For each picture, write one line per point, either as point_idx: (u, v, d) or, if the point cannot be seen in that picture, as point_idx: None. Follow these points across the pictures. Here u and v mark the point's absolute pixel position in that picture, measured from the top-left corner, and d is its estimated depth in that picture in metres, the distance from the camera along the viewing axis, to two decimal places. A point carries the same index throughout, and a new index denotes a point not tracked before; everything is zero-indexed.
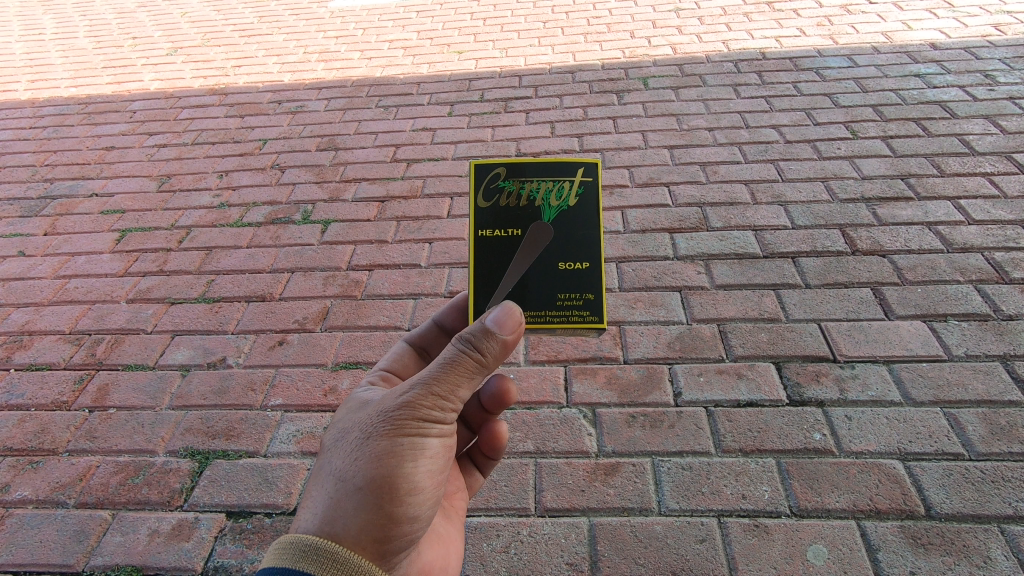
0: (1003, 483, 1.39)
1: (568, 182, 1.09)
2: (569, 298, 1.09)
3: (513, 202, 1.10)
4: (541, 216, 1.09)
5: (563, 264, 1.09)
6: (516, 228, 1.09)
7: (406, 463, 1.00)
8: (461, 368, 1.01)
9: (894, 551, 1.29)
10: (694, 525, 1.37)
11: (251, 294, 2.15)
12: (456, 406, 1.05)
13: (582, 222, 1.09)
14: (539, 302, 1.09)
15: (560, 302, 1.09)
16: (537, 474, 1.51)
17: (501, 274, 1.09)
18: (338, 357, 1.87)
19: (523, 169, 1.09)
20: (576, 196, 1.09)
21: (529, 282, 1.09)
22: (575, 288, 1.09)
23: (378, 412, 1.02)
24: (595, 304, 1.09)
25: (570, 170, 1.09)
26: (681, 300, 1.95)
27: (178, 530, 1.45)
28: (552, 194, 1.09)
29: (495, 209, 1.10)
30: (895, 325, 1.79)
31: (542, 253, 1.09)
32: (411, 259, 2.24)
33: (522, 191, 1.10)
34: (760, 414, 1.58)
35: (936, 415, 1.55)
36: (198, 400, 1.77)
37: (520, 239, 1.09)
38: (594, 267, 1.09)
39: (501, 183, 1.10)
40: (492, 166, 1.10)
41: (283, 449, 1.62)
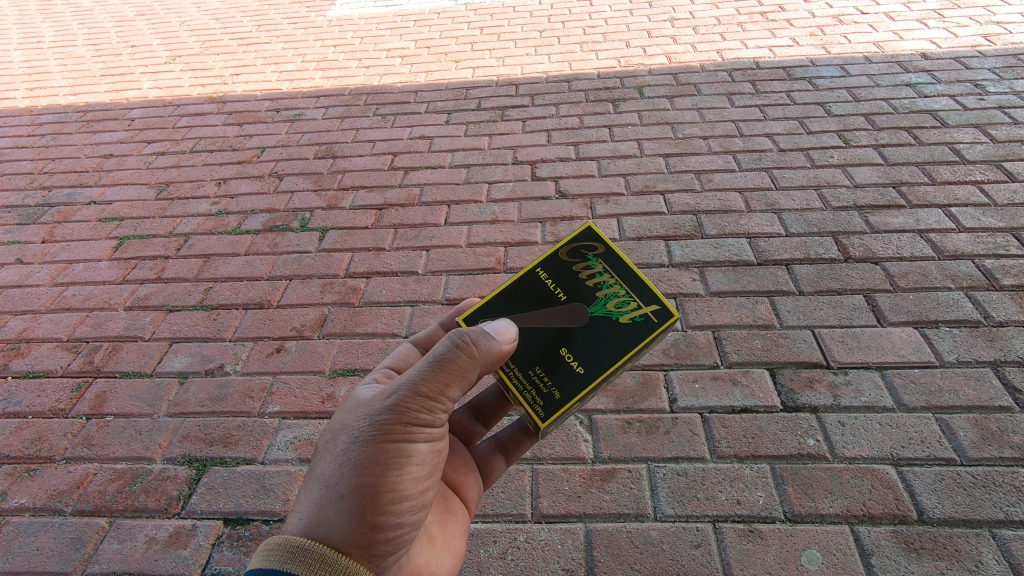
0: (994, 487, 1.41)
1: (636, 304, 1.21)
2: (543, 378, 1.17)
3: (584, 275, 1.25)
4: (591, 303, 1.21)
5: (565, 351, 1.19)
6: (564, 294, 1.23)
7: (391, 470, 1.01)
8: (452, 366, 1.07)
9: (887, 555, 1.30)
10: (690, 530, 1.38)
11: (249, 301, 2.16)
12: (444, 410, 1.10)
13: (609, 342, 1.18)
14: (522, 361, 1.19)
15: (532, 374, 1.18)
16: (534, 480, 1.52)
17: (518, 309, 1.24)
18: (336, 364, 1.88)
19: (615, 262, 1.25)
20: (631, 318, 1.20)
21: (525, 337, 1.21)
22: (554, 376, 1.17)
23: (365, 417, 1.05)
24: (552, 402, 1.15)
25: (649, 301, 1.20)
26: (676, 307, 1.97)
27: (175, 538, 1.45)
28: (614, 298, 1.22)
29: (566, 268, 1.26)
30: (888, 331, 1.81)
31: (562, 327, 1.21)
32: (409, 267, 2.26)
33: (597, 274, 1.25)
34: (755, 420, 1.60)
35: (928, 420, 1.57)
36: (196, 408, 1.78)
37: (560, 303, 1.23)
38: (583, 378, 1.16)
39: (591, 259, 1.26)
40: (600, 243, 1.28)
41: (281, 456, 1.63)
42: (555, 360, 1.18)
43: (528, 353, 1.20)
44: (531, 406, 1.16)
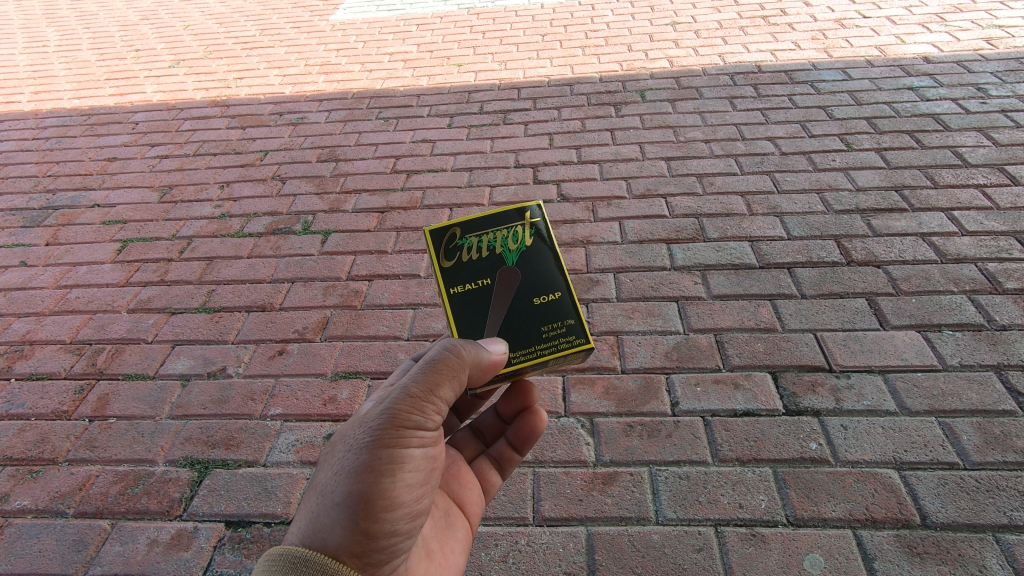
0: (998, 492, 1.40)
1: (521, 227, 1.19)
2: (554, 328, 1.15)
3: (476, 255, 1.17)
4: (505, 257, 1.17)
5: (537, 299, 1.16)
6: (485, 276, 1.15)
7: (384, 476, 0.99)
8: (441, 369, 1.05)
9: (891, 560, 1.30)
10: (691, 534, 1.38)
11: (252, 304, 2.17)
12: (437, 413, 1.07)
13: (542, 261, 1.18)
14: (525, 339, 1.13)
15: (545, 334, 1.14)
16: (535, 483, 1.52)
17: (483, 321, 1.13)
18: (338, 367, 1.88)
19: (476, 225, 1.18)
20: (531, 236, 1.19)
21: (512, 328, 1.13)
22: (555, 318, 1.15)
23: (360, 425, 1.04)
24: (577, 328, 1.15)
25: (518, 216, 1.20)
26: (678, 310, 1.97)
27: (177, 540, 1.46)
28: (508, 239, 1.18)
29: (458, 266, 1.16)
30: (890, 335, 1.81)
31: (518, 293, 1.15)
32: (411, 270, 2.26)
33: (480, 244, 1.18)
34: (757, 423, 1.59)
35: (931, 424, 1.56)
36: (198, 410, 1.78)
37: (492, 286, 1.15)
38: (565, 296, 1.17)
39: (460, 242, 1.17)
40: (447, 229, 1.18)
41: (283, 459, 1.63)
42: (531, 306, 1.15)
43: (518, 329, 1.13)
44: (570, 344, 1.14)
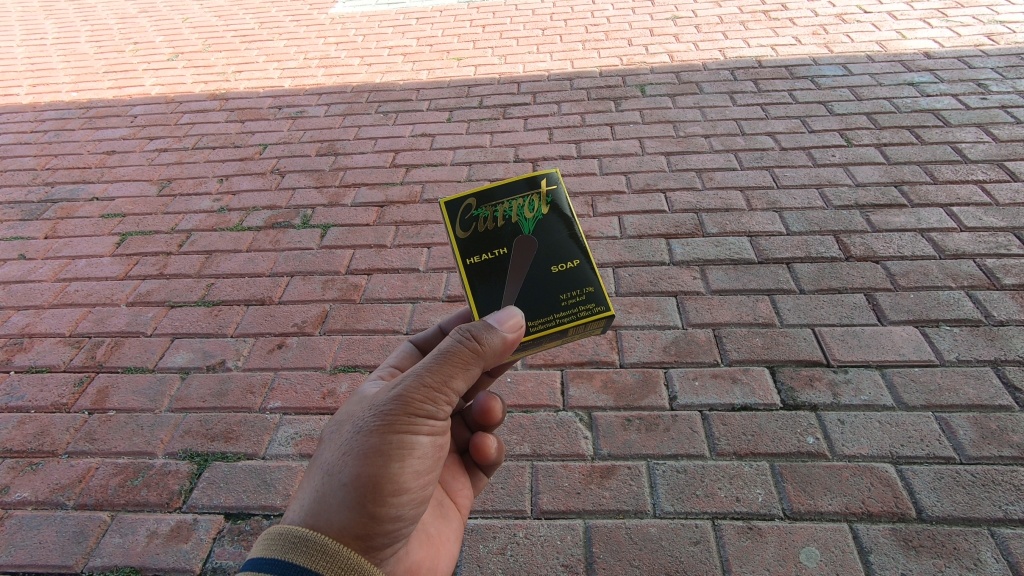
0: (993, 486, 1.41)
1: (535, 197, 1.19)
2: (573, 295, 1.14)
3: (492, 226, 1.17)
4: (521, 227, 1.17)
5: (555, 268, 1.16)
6: (502, 247, 1.16)
7: (393, 461, 1.00)
8: (456, 359, 1.04)
9: (886, 553, 1.31)
10: (688, 527, 1.39)
11: (251, 297, 2.17)
12: (448, 403, 1.06)
13: (559, 230, 1.18)
14: (545, 306, 1.13)
15: (564, 302, 1.14)
16: (533, 476, 1.52)
17: (501, 290, 1.13)
18: (337, 361, 1.89)
19: (492, 195, 1.18)
20: (547, 206, 1.20)
21: (530, 295, 1.13)
22: (573, 285, 1.15)
23: (371, 408, 1.04)
24: (596, 295, 1.15)
25: (534, 185, 1.20)
26: (677, 305, 1.97)
27: (177, 532, 1.46)
28: (524, 209, 1.18)
29: (474, 237, 1.17)
30: (888, 329, 1.81)
31: (535, 261, 1.15)
32: (410, 264, 2.26)
33: (496, 214, 1.18)
34: (755, 418, 1.60)
35: (928, 418, 1.57)
36: (198, 403, 1.79)
37: (509, 256, 1.15)
38: (583, 264, 1.17)
39: (475, 213, 1.18)
40: (463, 200, 1.20)
41: (282, 452, 1.63)
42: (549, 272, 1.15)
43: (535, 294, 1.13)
44: (590, 311, 1.13)
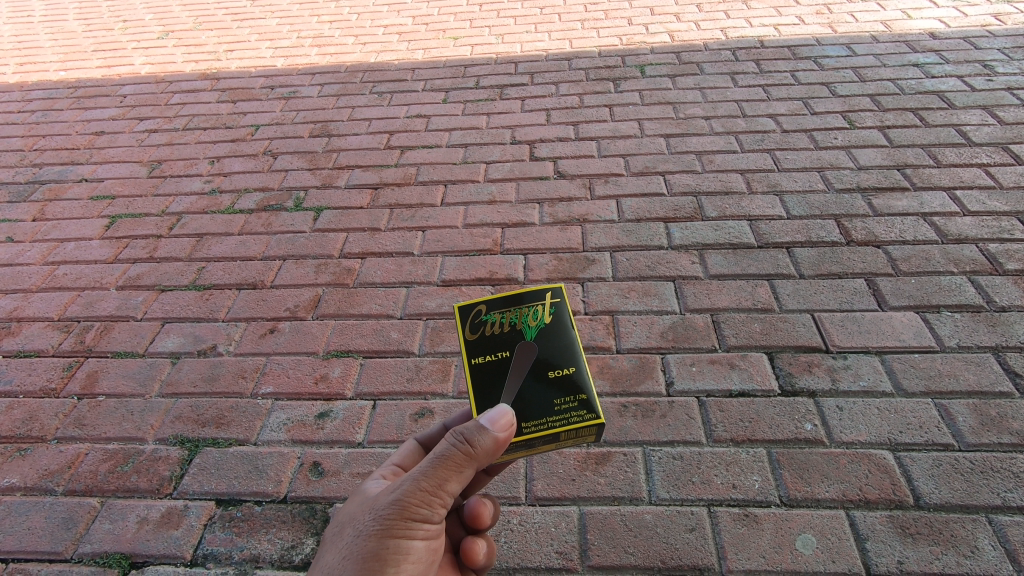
0: (992, 473, 1.40)
1: (540, 305, 1.16)
2: (565, 401, 1.08)
3: (497, 330, 1.14)
4: (524, 332, 1.14)
5: (552, 373, 1.11)
6: (502, 351, 1.12)
7: (388, 567, 0.97)
8: (451, 463, 1.02)
9: (883, 540, 1.30)
10: (684, 513, 1.38)
11: (242, 281, 2.13)
12: (443, 505, 1.04)
13: (559, 338, 1.14)
14: (538, 411, 1.07)
15: (557, 408, 1.08)
16: (528, 463, 1.50)
17: (498, 393, 1.08)
18: (330, 345, 1.86)
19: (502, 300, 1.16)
20: (550, 315, 1.16)
21: (527, 400, 1.08)
22: (568, 392, 1.09)
23: (369, 512, 1.02)
24: (589, 403, 1.09)
25: (539, 295, 1.17)
26: (675, 290, 1.95)
27: (167, 518, 1.44)
28: (528, 315, 1.15)
29: (480, 340, 1.13)
30: (889, 315, 1.79)
31: (532, 366, 1.10)
32: (405, 247, 2.23)
33: (503, 319, 1.15)
34: (752, 404, 1.58)
35: (927, 405, 1.55)
36: (188, 388, 1.76)
37: (508, 360, 1.11)
38: (579, 372, 1.11)
39: (483, 317, 1.15)
40: (474, 304, 1.17)
41: (273, 437, 1.61)
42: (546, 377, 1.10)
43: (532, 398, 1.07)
44: (582, 419, 1.07)
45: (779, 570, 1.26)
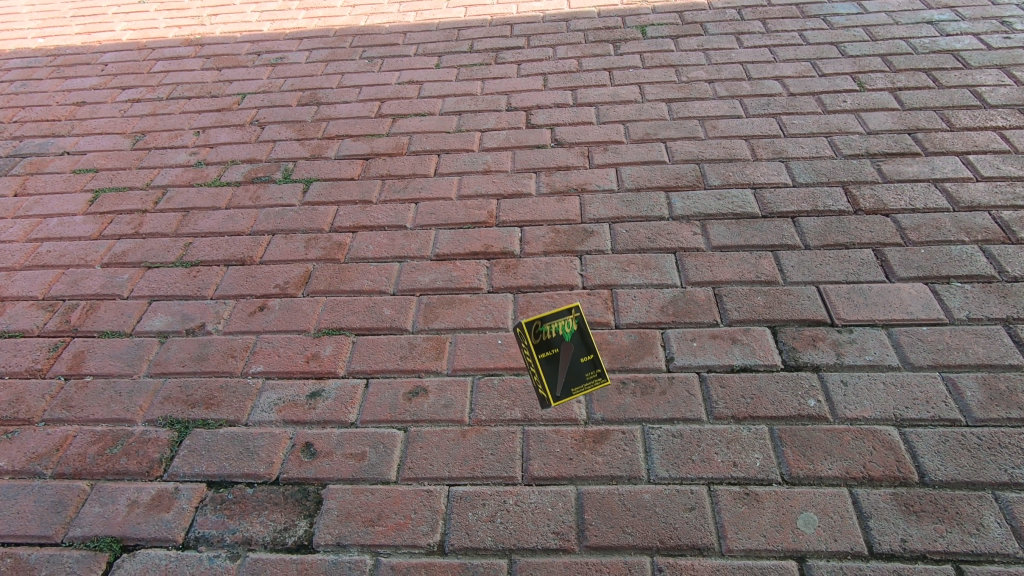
0: (1000, 449, 1.36)
1: (570, 318, 1.26)
2: (594, 377, 1.33)
3: (543, 349, 1.25)
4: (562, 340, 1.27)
5: (583, 366, 1.32)
6: (551, 350, 1.26)
7: None
8: None
9: (886, 518, 1.27)
10: (683, 492, 1.35)
11: (230, 257, 2.07)
12: None
13: (586, 355, 1.31)
14: (575, 376, 1.31)
15: (589, 378, 1.33)
16: (524, 442, 1.47)
17: (553, 373, 1.28)
18: (321, 323, 1.81)
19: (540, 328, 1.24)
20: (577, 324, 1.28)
21: (569, 372, 1.30)
22: (593, 369, 1.33)
23: None
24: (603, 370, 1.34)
25: (564, 314, 1.25)
26: (675, 262, 1.88)
27: (158, 501, 1.42)
28: (564, 330, 1.27)
29: (531, 345, 1.24)
30: (896, 287, 1.73)
31: (572, 364, 1.30)
32: (397, 220, 2.16)
33: (546, 348, 1.26)
34: (754, 379, 1.54)
35: (934, 379, 1.51)
36: (177, 368, 1.72)
37: (556, 356, 1.27)
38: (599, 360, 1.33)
39: (533, 341, 1.24)
40: (522, 329, 1.23)
41: (264, 418, 1.58)
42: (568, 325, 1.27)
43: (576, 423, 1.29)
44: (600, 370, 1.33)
45: (779, 550, 1.24)
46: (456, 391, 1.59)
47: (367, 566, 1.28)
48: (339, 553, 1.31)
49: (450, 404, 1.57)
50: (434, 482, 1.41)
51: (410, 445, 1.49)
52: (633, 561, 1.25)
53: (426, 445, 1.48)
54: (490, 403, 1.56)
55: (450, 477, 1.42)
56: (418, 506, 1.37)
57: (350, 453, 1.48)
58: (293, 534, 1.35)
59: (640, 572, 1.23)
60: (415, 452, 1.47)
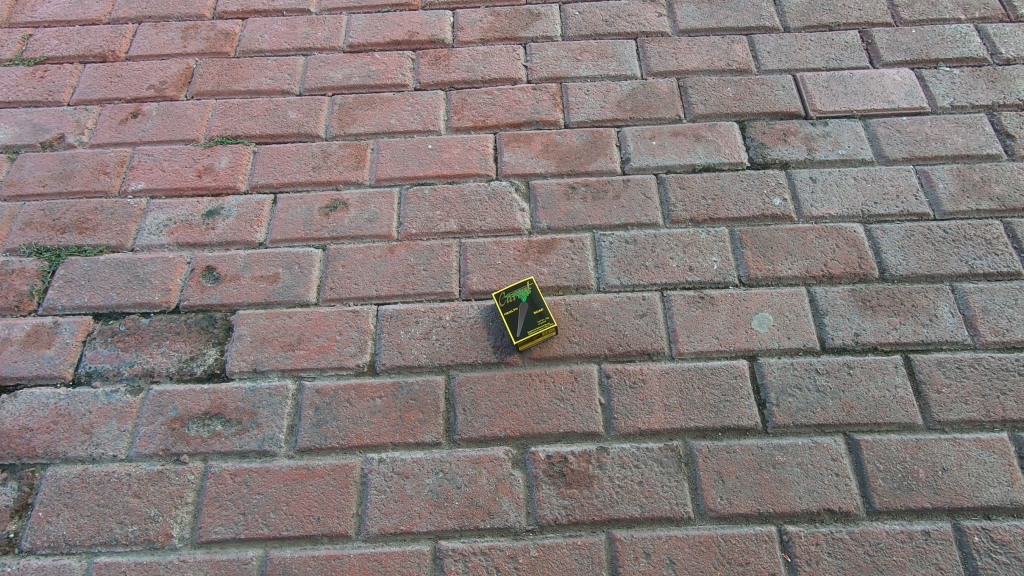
0: (964, 242, 1.29)
1: (531, 300, 1.19)
2: (537, 298, 1.20)
3: (509, 311, 1.19)
4: (523, 317, 1.18)
5: (535, 323, 1.17)
6: (508, 317, 1.18)
7: None
8: None
9: (842, 314, 1.21)
10: (635, 299, 1.24)
11: (86, 53, 1.64)
12: None
13: (544, 317, 1.18)
14: (521, 294, 1.20)
15: (536, 298, 1.20)
16: (461, 255, 1.30)
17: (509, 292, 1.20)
18: (212, 131, 1.49)
19: (504, 310, 1.19)
20: (539, 311, 1.18)
21: (519, 290, 1.20)
22: (539, 308, 1.19)
23: None
24: (543, 312, 1.18)
25: (524, 294, 1.20)
26: (636, 50, 1.60)
27: (35, 337, 1.22)
28: (526, 308, 1.19)
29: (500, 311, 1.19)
30: (880, 74, 1.53)
31: (526, 310, 1.18)
32: (297, 3, 1.72)
33: (510, 310, 1.19)
34: (717, 179, 1.38)
35: (907, 172, 1.38)
36: (36, 188, 1.41)
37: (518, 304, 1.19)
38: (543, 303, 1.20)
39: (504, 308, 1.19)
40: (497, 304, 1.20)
41: (153, 241, 1.34)
42: (530, 305, 1.19)
43: (500, 299, 1.20)
44: (535, 298, 1.20)
45: (731, 351, 1.18)
46: (381, 204, 1.37)
47: (289, 391, 1.16)
48: (256, 379, 1.18)
49: (375, 219, 1.35)
50: (360, 303, 1.25)
51: (329, 265, 1.30)
52: (580, 370, 1.17)
53: (349, 264, 1.30)
54: (421, 216, 1.35)
55: (378, 296, 1.26)
56: (343, 327, 1.22)
57: (260, 276, 1.29)
58: (201, 363, 1.19)
59: (587, 379, 1.16)
60: (336, 272, 1.29)
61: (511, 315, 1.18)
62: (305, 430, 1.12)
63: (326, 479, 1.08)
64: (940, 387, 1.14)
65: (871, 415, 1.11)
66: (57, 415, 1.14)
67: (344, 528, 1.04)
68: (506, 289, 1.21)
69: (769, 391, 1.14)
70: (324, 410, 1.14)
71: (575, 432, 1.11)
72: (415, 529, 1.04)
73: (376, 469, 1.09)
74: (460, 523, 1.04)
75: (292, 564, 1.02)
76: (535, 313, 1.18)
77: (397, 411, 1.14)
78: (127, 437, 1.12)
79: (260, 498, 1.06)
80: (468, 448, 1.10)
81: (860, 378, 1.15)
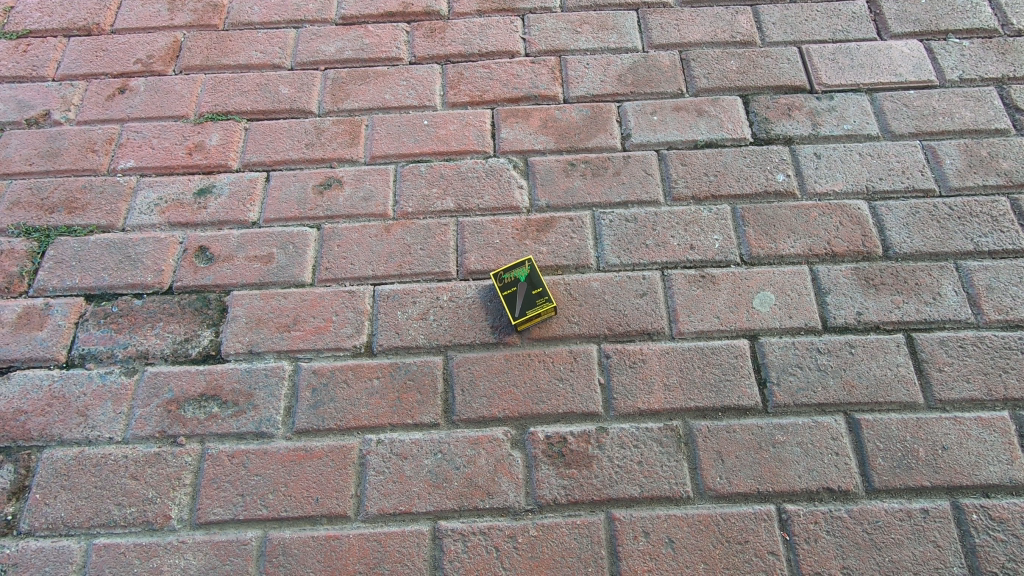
0: (969, 219, 1.27)
1: (529, 279, 1.17)
2: (536, 278, 1.18)
3: (508, 290, 1.17)
4: (522, 297, 1.16)
5: (535, 303, 1.16)
6: (507, 297, 1.16)
7: None
8: None
9: (844, 293, 1.20)
10: (635, 279, 1.22)
11: (69, 26, 1.59)
12: None
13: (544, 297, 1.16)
14: (520, 273, 1.18)
15: (535, 277, 1.18)
16: (459, 234, 1.28)
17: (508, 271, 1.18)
18: (202, 107, 1.45)
19: (503, 289, 1.17)
20: (538, 290, 1.17)
21: (518, 269, 1.18)
22: (538, 288, 1.17)
23: None
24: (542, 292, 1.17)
25: (523, 273, 1.18)
26: (637, 22, 1.55)
27: (27, 319, 1.21)
28: (526, 288, 1.17)
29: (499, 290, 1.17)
30: (888, 46, 1.49)
31: (525, 289, 1.16)
32: None
33: (509, 290, 1.17)
34: (719, 155, 1.35)
35: (914, 147, 1.35)
36: (23, 167, 1.38)
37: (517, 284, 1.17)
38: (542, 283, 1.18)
39: (503, 288, 1.17)
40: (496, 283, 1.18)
41: (144, 221, 1.31)
42: (529, 285, 1.17)
43: (499, 278, 1.18)
44: (534, 278, 1.18)
45: (732, 330, 1.17)
46: (376, 182, 1.34)
47: (285, 373, 1.15)
48: (252, 361, 1.16)
49: (370, 197, 1.33)
50: (356, 283, 1.23)
51: (324, 244, 1.27)
52: (579, 350, 1.16)
53: (344, 243, 1.27)
54: (417, 194, 1.33)
55: (374, 276, 1.24)
56: (339, 308, 1.21)
57: (254, 256, 1.26)
58: (196, 344, 1.18)
59: (586, 359, 1.15)
60: (331, 252, 1.27)
61: (510, 295, 1.16)
62: (303, 411, 1.11)
63: (324, 460, 1.08)
64: (942, 365, 1.13)
65: (871, 394, 1.11)
66: (52, 398, 1.13)
67: (343, 508, 1.04)
68: (505, 269, 1.18)
69: (769, 371, 1.13)
70: (321, 391, 1.13)
71: (574, 413, 1.11)
72: (415, 510, 1.04)
73: (375, 451, 1.08)
74: (459, 503, 1.04)
75: (292, 544, 1.02)
76: (534, 293, 1.16)
77: (395, 392, 1.13)
78: (123, 419, 1.11)
79: (258, 480, 1.06)
80: (467, 429, 1.10)
81: (861, 358, 1.14)
